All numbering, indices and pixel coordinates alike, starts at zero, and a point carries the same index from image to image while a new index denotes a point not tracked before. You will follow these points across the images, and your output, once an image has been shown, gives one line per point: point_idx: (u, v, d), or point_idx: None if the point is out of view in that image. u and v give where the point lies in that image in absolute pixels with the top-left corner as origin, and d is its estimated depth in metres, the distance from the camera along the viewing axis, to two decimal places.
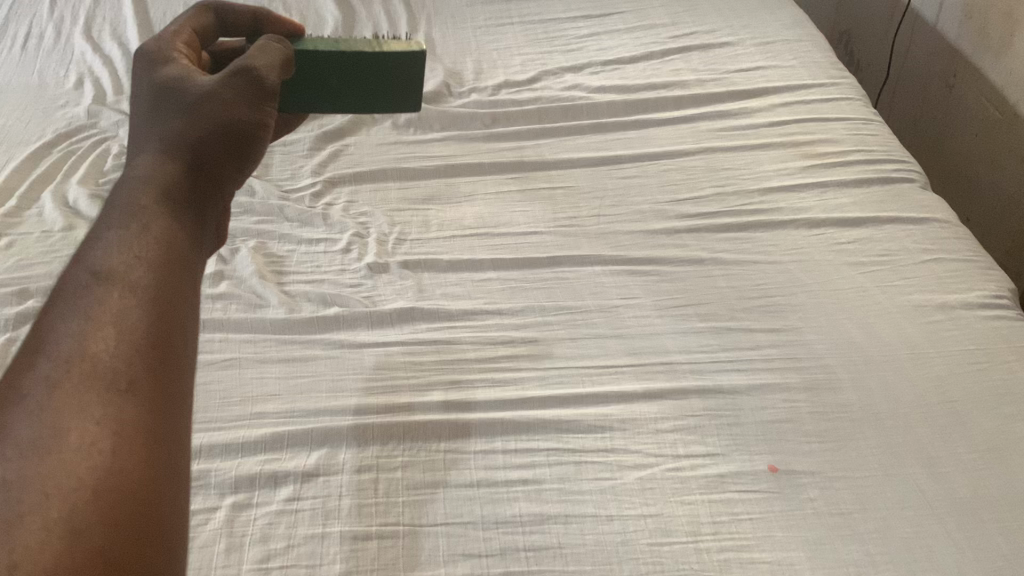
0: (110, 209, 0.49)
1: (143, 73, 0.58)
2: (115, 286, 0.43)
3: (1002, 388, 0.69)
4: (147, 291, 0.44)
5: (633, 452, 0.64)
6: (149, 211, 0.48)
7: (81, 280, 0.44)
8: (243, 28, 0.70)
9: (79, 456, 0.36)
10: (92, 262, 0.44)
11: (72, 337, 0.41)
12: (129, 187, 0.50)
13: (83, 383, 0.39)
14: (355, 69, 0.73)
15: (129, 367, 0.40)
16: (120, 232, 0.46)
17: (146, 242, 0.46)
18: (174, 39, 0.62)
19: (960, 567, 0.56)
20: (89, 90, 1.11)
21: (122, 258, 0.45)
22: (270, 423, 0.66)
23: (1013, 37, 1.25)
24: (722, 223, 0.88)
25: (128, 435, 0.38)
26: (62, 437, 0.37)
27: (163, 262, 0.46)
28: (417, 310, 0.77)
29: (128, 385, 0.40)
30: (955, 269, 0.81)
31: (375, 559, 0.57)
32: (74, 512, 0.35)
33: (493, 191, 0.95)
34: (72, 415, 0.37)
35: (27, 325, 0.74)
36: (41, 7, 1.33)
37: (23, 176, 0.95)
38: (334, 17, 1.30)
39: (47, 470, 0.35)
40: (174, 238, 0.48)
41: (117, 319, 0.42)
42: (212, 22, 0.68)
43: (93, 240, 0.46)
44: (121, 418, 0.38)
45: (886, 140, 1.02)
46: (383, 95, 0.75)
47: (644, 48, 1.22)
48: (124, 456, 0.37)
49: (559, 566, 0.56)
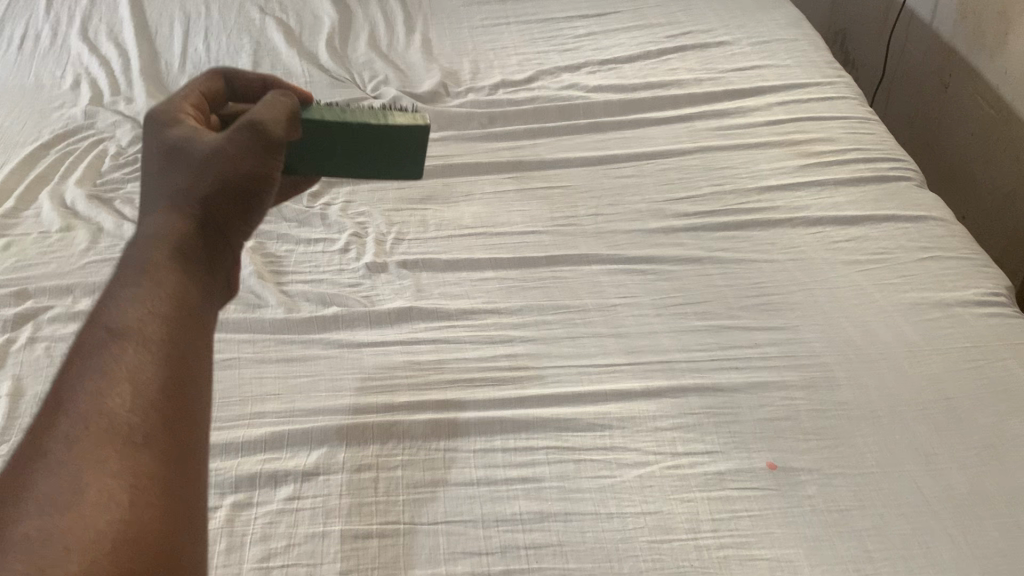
0: (122, 269, 0.49)
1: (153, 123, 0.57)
2: (129, 343, 0.44)
3: (998, 384, 0.69)
4: (160, 346, 0.45)
5: (632, 450, 0.64)
6: (161, 267, 0.49)
7: (98, 337, 0.45)
8: (257, 94, 0.67)
9: (98, 511, 0.37)
10: (107, 320, 0.45)
11: (89, 394, 0.42)
12: (142, 244, 0.50)
13: (101, 439, 0.40)
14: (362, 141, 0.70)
15: (144, 421, 0.41)
16: (133, 290, 0.47)
17: (160, 297, 0.47)
18: (182, 100, 0.59)
19: (958, 563, 0.57)
20: (86, 91, 1.11)
21: (136, 316, 0.46)
22: (269, 423, 0.66)
23: (1008, 37, 1.26)
24: (720, 221, 0.89)
25: (144, 487, 0.39)
26: (81, 492, 0.38)
27: (175, 318, 0.47)
28: (415, 309, 0.77)
29: (143, 439, 0.41)
30: (952, 266, 0.82)
31: (375, 557, 0.57)
32: (93, 566, 0.35)
33: (491, 191, 0.95)
34: (91, 470, 0.39)
35: (26, 326, 0.74)
36: (37, 8, 1.33)
37: (20, 177, 0.94)
38: (331, 17, 1.30)
39: (68, 525, 0.36)
40: (186, 292, 0.49)
41: (132, 375, 0.43)
42: (223, 86, 0.65)
43: (109, 298, 0.47)
44: (137, 471, 0.39)
45: (882, 138, 1.03)
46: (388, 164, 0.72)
47: (640, 48, 1.22)
48: (140, 508, 0.38)
49: (559, 564, 0.56)
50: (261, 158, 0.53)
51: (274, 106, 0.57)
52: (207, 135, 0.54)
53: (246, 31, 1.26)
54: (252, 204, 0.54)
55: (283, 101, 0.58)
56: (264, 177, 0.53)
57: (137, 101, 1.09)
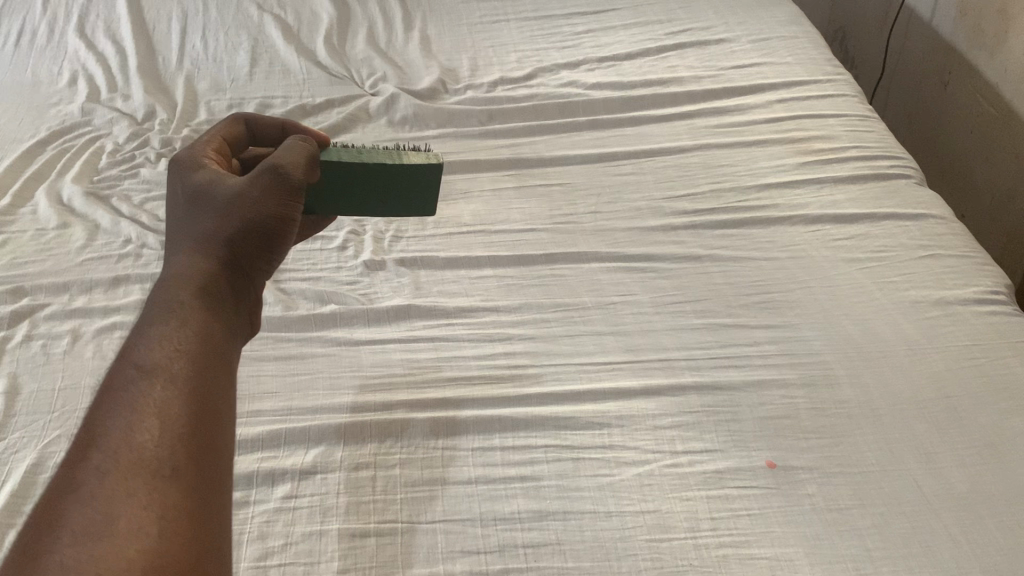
0: (148, 308, 0.50)
1: (176, 169, 0.58)
2: (157, 379, 0.45)
3: (998, 382, 0.69)
4: (187, 382, 0.45)
5: (632, 448, 0.64)
6: (186, 305, 0.49)
7: (126, 373, 0.45)
8: (273, 138, 0.68)
9: (129, 540, 0.37)
10: (136, 357, 0.46)
11: (119, 427, 0.42)
12: (167, 283, 0.51)
13: (131, 472, 0.40)
14: (374, 180, 0.68)
15: (172, 455, 0.42)
16: (160, 327, 0.48)
17: (186, 335, 0.48)
18: (204, 146, 0.60)
19: (957, 561, 0.56)
20: (83, 88, 1.11)
21: (163, 353, 0.46)
22: (266, 421, 0.65)
23: (1007, 35, 1.25)
24: (719, 219, 0.88)
25: (172, 518, 0.39)
26: (113, 522, 0.38)
27: (201, 355, 0.47)
28: (414, 307, 0.76)
29: (172, 473, 0.41)
30: (952, 264, 0.82)
31: (373, 556, 0.56)
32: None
33: (490, 189, 0.95)
34: (121, 502, 0.39)
35: (22, 324, 0.74)
36: (33, 5, 1.32)
37: (17, 173, 0.94)
38: (330, 14, 1.29)
39: (100, 554, 0.37)
40: (210, 331, 0.49)
41: (160, 411, 0.43)
42: (243, 130, 0.66)
43: (135, 334, 0.48)
44: (165, 503, 0.40)
45: (882, 136, 1.02)
46: (400, 202, 0.71)
47: (640, 45, 1.22)
48: (169, 538, 0.39)
49: (558, 563, 0.56)
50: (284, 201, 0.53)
51: (292, 148, 0.57)
52: (231, 179, 0.55)
53: (244, 28, 1.26)
54: (273, 246, 0.55)
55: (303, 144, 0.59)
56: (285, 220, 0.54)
57: (134, 98, 1.09)
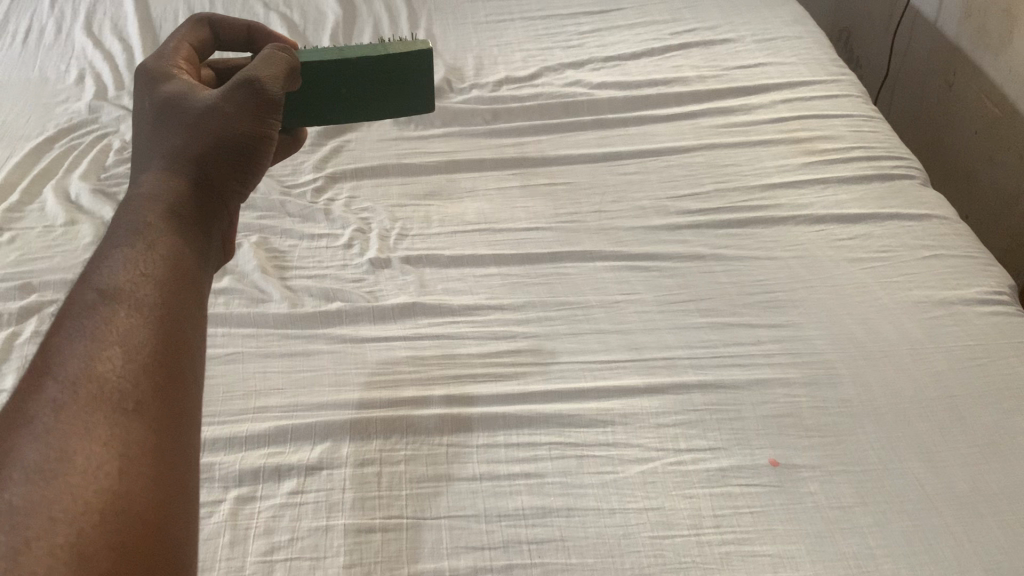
0: (115, 229, 0.51)
1: (143, 91, 0.60)
2: (121, 306, 0.45)
3: (1001, 382, 0.69)
4: (152, 309, 0.46)
5: (635, 446, 0.64)
6: (155, 228, 0.51)
7: (88, 299, 0.45)
8: (238, 42, 0.72)
9: (87, 477, 0.37)
10: (98, 283, 0.46)
11: (78, 357, 0.42)
12: (137, 203, 0.52)
13: (90, 405, 0.40)
14: (365, 79, 0.74)
15: (135, 387, 0.42)
16: (127, 252, 0.48)
17: (152, 262, 0.48)
18: (174, 56, 0.64)
19: (959, 560, 0.57)
20: (90, 85, 1.11)
21: (127, 278, 0.47)
22: (273, 417, 0.66)
23: (1012, 35, 1.25)
24: (724, 219, 0.89)
25: (134, 456, 0.39)
26: (69, 458, 0.37)
27: (167, 280, 0.48)
28: (419, 305, 0.77)
29: (134, 406, 0.41)
30: (955, 265, 0.82)
31: (379, 551, 0.57)
32: (81, 537, 0.35)
33: (495, 187, 0.95)
34: (78, 436, 0.38)
35: (31, 320, 0.75)
36: (42, 2, 1.33)
37: (24, 171, 0.95)
38: (335, 12, 1.30)
39: (55, 494, 0.36)
40: (179, 257, 0.50)
41: (123, 339, 0.43)
42: (206, 43, 0.70)
43: (99, 261, 0.48)
44: (127, 438, 0.40)
45: (886, 136, 1.03)
46: (393, 100, 0.77)
47: (644, 45, 1.22)
48: (130, 477, 0.38)
49: (561, 559, 0.57)
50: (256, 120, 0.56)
51: (270, 62, 0.60)
52: (202, 97, 0.57)
53: None
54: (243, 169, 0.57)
55: (281, 56, 0.61)
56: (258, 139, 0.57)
57: None
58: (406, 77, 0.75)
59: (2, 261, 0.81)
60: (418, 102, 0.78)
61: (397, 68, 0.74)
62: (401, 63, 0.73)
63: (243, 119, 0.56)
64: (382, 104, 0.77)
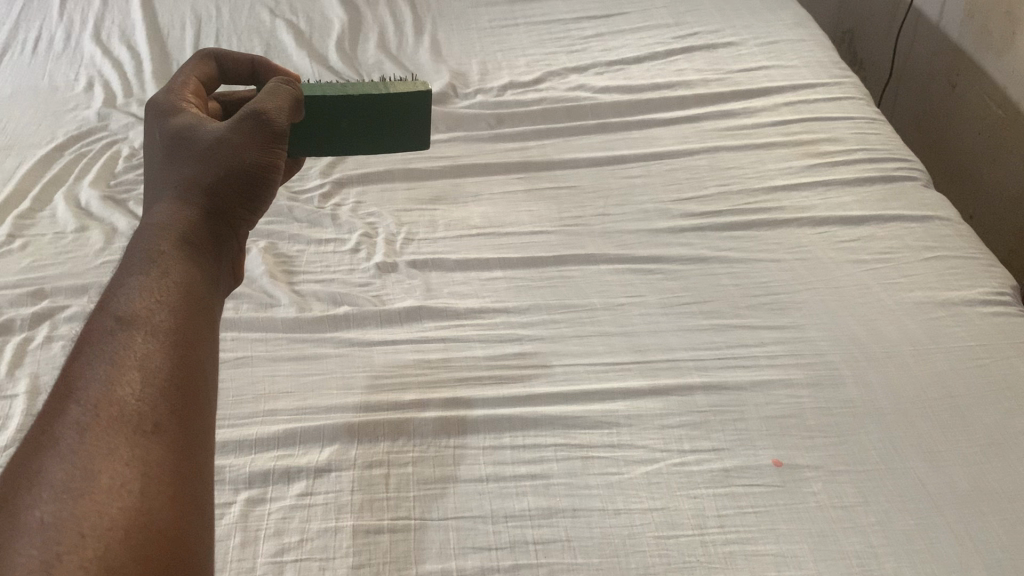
0: (129, 258, 0.52)
1: (154, 120, 0.61)
2: (137, 330, 0.46)
3: (1002, 383, 0.70)
4: (167, 335, 0.47)
5: (639, 447, 0.65)
6: (167, 257, 0.52)
7: (106, 324, 0.46)
8: (241, 72, 0.73)
9: (111, 495, 0.38)
10: (116, 308, 0.47)
11: (99, 381, 0.43)
12: (151, 232, 0.53)
13: (112, 426, 0.41)
14: (366, 112, 0.74)
15: (154, 409, 0.43)
16: (142, 278, 0.49)
17: (166, 288, 0.49)
18: (181, 89, 0.65)
19: (962, 560, 0.57)
20: (99, 93, 1.13)
21: (143, 303, 0.48)
22: (281, 420, 0.67)
23: (1013, 36, 1.26)
24: (727, 221, 0.89)
25: (154, 476, 0.40)
26: (94, 477, 0.38)
27: (180, 304, 0.49)
28: (426, 309, 0.78)
29: (154, 428, 0.42)
30: (957, 265, 0.82)
31: (386, 552, 0.58)
32: (108, 551, 0.36)
33: (499, 192, 0.96)
34: (102, 456, 0.39)
35: (43, 325, 0.76)
36: (51, 10, 1.35)
37: (35, 178, 0.96)
38: (340, 18, 1.31)
39: (82, 511, 0.37)
40: (191, 283, 0.51)
41: (142, 362, 0.44)
42: (212, 73, 0.71)
43: (116, 287, 0.49)
44: (148, 457, 0.41)
45: (888, 138, 1.03)
46: (390, 139, 0.77)
47: (648, 49, 1.23)
48: (151, 495, 0.39)
49: (567, 559, 0.57)
50: (263, 148, 0.57)
51: (275, 92, 0.61)
52: (212, 125, 0.58)
53: (257, 34, 1.28)
54: (251, 197, 0.58)
55: (285, 89, 0.62)
56: (264, 167, 0.58)
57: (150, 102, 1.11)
58: (407, 115, 0.76)
59: (14, 267, 0.83)
60: (417, 142, 0.79)
61: (397, 107, 0.75)
62: (403, 102, 0.74)
63: (250, 149, 0.57)
64: (381, 142, 0.78)
